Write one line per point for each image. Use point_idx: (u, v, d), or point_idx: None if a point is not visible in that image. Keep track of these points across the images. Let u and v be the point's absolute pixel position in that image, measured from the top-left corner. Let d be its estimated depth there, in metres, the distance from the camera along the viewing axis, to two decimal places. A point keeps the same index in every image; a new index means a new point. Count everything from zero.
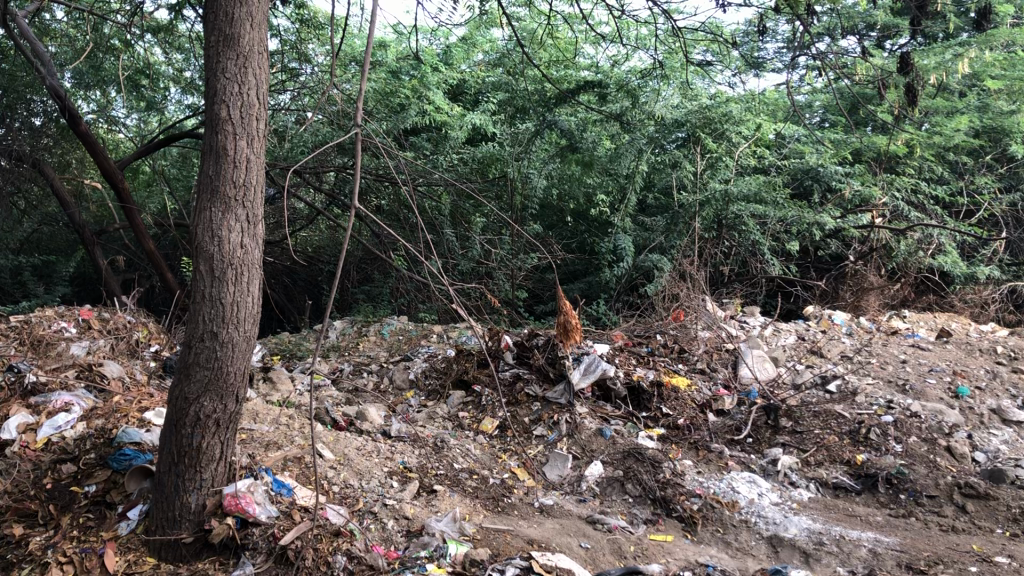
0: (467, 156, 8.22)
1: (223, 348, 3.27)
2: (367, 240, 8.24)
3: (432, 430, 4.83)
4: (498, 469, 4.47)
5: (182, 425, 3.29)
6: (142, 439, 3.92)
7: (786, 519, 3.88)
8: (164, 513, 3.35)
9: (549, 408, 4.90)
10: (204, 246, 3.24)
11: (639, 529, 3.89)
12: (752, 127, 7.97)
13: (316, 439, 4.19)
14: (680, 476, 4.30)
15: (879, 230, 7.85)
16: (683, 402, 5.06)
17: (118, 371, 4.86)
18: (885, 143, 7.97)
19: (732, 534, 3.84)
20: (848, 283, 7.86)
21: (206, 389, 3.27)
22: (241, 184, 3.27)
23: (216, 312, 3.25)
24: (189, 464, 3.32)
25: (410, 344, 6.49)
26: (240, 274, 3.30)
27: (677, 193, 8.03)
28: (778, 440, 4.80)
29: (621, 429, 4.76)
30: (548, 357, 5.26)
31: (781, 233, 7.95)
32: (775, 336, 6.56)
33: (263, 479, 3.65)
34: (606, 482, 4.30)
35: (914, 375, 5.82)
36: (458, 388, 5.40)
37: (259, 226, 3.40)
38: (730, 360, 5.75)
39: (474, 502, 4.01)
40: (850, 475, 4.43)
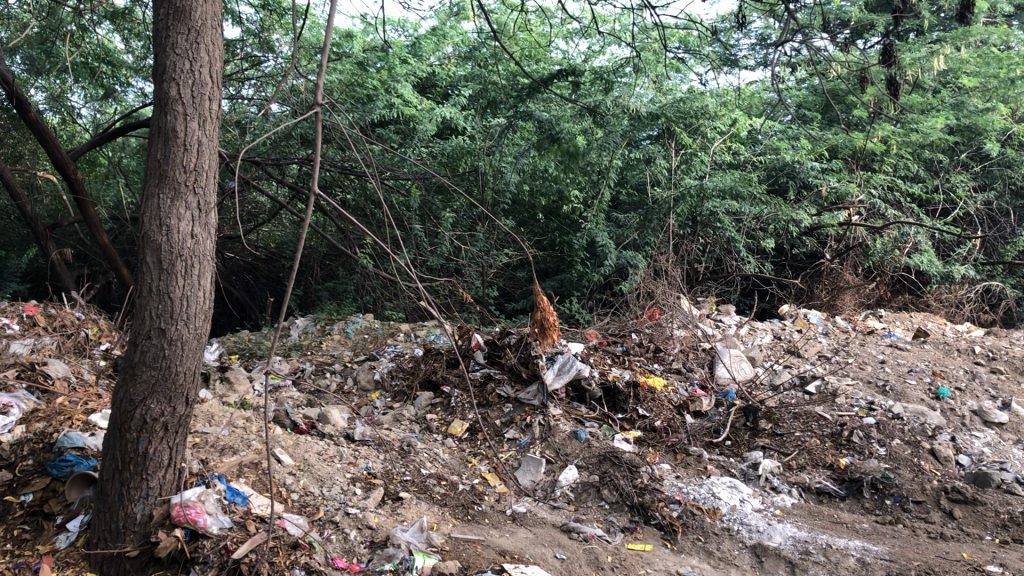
0: (436, 149, 7.97)
1: (171, 346, 3.03)
2: (331, 237, 7.98)
3: (398, 433, 4.60)
4: (467, 474, 4.26)
5: (127, 429, 3.04)
6: (86, 443, 3.66)
7: (770, 527, 3.70)
8: (107, 524, 3.10)
9: (521, 410, 4.70)
10: (150, 235, 2.99)
11: (617, 538, 3.69)
12: (728, 122, 7.81)
13: (275, 443, 3.95)
14: (658, 481, 4.09)
15: (856, 228, 7.74)
16: (660, 402, 4.87)
17: (63, 370, 4.55)
18: (862, 141, 7.85)
19: (714, 542, 3.65)
20: (823, 282, 7.74)
21: (152, 391, 3.03)
22: (192, 168, 3.02)
23: (163, 307, 3.00)
24: (134, 471, 3.08)
25: (376, 343, 6.25)
26: (190, 267, 3.06)
27: (651, 189, 7.86)
28: (757, 443, 4.62)
29: (596, 431, 4.55)
30: (520, 357, 5.06)
31: (757, 230, 7.81)
32: (751, 335, 6.40)
33: (215, 487, 3.39)
34: (581, 488, 4.09)
35: (893, 375, 5.69)
36: (426, 389, 5.18)
37: (212, 215, 3.16)
38: (707, 359, 5.57)
39: (443, 511, 3.79)
40: (834, 479, 4.26)
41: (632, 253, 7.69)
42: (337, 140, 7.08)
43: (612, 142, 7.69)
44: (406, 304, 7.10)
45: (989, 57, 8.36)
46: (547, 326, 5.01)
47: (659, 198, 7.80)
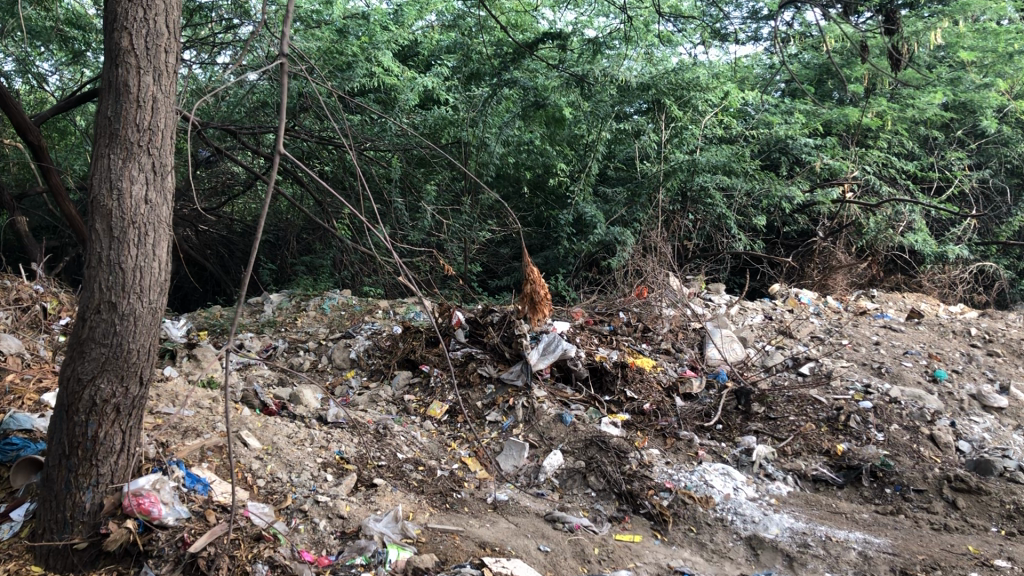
0: (417, 119, 7.66)
1: (123, 322, 2.77)
2: (308, 209, 7.69)
3: (374, 415, 4.36)
4: (446, 459, 4.03)
5: (74, 411, 2.79)
6: (34, 425, 3.44)
7: (766, 517, 3.49)
8: (54, 514, 2.86)
9: (504, 392, 4.48)
10: (101, 200, 2.73)
11: (604, 528, 3.48)
12: (720, 95, 7.56)
13: (241, 425, 3.72)
14: (648, 468, 3.87)
15: (850, 206, 7.52)
16: (649, 384, 4.65)
17: (17, 346, 4.26)
18: (857, 115, 7.62)
19: (707, 534, 3.45)
20: (815, 261, 7.54)
21: (103, 370, 2.78)
22: (146, 127, 2.75)
23: (115, 279, 2.75)
24: (83, 457, 2.83)
25: (353, 320, 6.00)
26: (144, 235, 2.80)
27: (639, 163, 7.63)
28: (750, 428, 4.41)
29: (582, 414, 4.33)
30: (503, 336, 4.83)
31: (748, 207, 7.59)
32: (742, 314, 6.19)
33: (173, 474, 3.15)
34: (566, 474, 3.88)
35: (888, 358, 5.50)
36: (404, 368, 4.95)
37: (168, 178, 2.89)
38: (697, 340, 5.35)
39: (420, 499, 3.56)
40: (830, 466, 4.07)
41: (621, 228, 7.46)
42: (315, 108, 6.78)
43: (600, 113, 7.43)
44: (385, 280, 6.84)
45: (987, 32, 8.15)
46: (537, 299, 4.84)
47: (648, 173, 7.56)
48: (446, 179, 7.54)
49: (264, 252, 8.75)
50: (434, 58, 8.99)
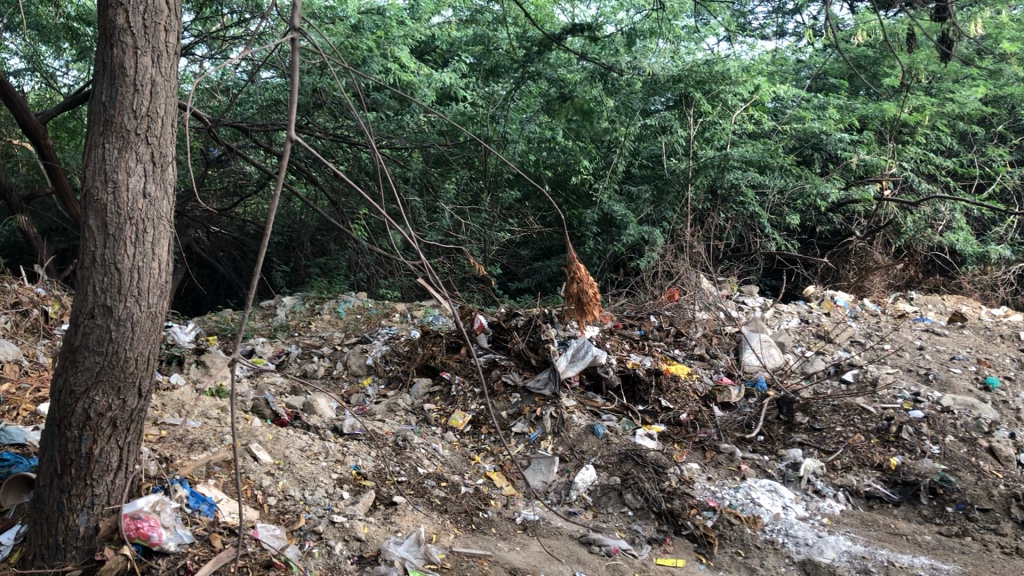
0: (436, 116, 7.38)
1: (119, 327, 2.51)
2: (323, 210, 7.43)
3: (393, 426, 4.09)
4: (470, 474, 3.77)
5: (66, 426, 2.53)
6: (27, 440, 3.18)
7: (821, 540, 3.20)
8: (44, 539, 2.60)
9: (531, 401, 4.20)
10: (94, 193, 2.47)
11: (643, 552, 3.21)
12: (751, 89, 7.27)
13: (251, 439, 3.46)
14: (688, 485, 3.59)
15: (888, 204, 7.17)
16: (685, 393, 4.36)
17: (14, 352, 4.02)
18: (894, 110, 7.31)
19: (756, 558, 3.16)
20: (850, 262, 7.22)
21: (97, 380, 2.52)
22: (144, 114, 2.49)
23: (110, 281, 2.49)
24: (76, 476, 2.57)
25: (369, 324, 5.75)
26: (143, 232, 2.54)
27: (666, 161, 7.38)
28: (795, 439, 4.12)
29: (614, 425, 4.05)
30: (529, 341, 4.56)
31: (782, 206, 7.29)
32: (776, 318, 5.88)
33: (176, 494, 2.89)
34: (600, 491, 3.59)
35: (935, 364, 5.18)
36: (424, 376, 4.68)
37: (169, 169, 2.63)
38: (732, 345, 5.06)
39: (443, 519, 3.29)
40: (884, 482, 3.75)
41: (649, 228, 7.16)
42: (330, 103, 6.50)
43: (632, 105, 7.13)
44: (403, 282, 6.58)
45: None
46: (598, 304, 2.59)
47: (676, 169, 7.28)
48: (465, 178, 7.27)
49: (278, 254, 8.51)
50: (452, 53, 8.72)
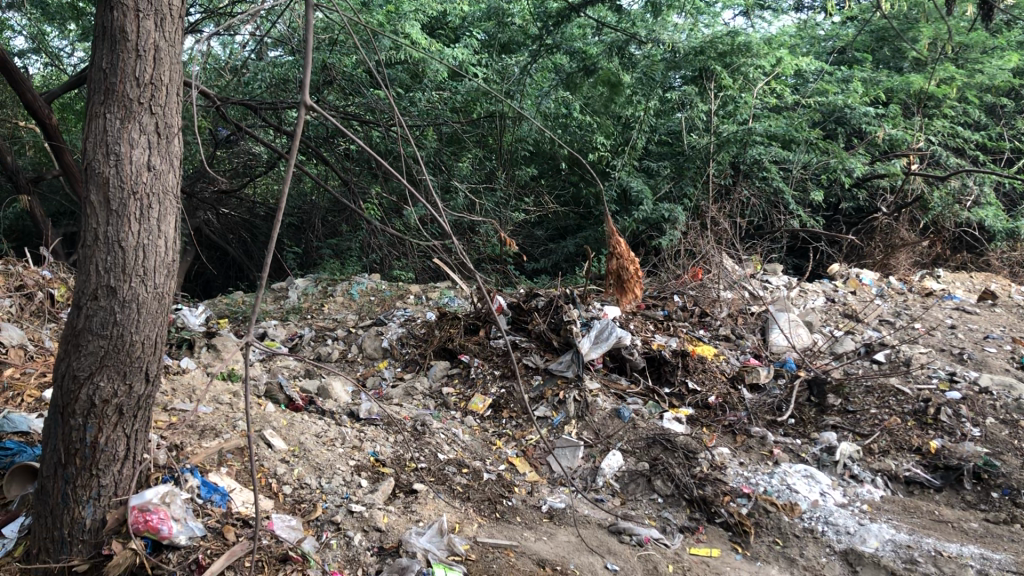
0: (449, 93, 7.19)
1: (124, 310, 2.37)
2: (333, 191, 7.27)
3: (410, 411, 3.95)
4: (492, 459, 3.63)
5: (69, 414, 2.39)
6: (31, 427, 3.03)
7: (863, 527, 3.05)
8: (49, 532, 2.47)
9: (553, 383, 4.06)
10: (96, 166, 2.32)
11: (676, 541, 3.07)
12: (773, 62, 7.08)
13: (264, 425, 3.33)
14: (721, 471, 3.44)
15: (916, 179, 6.96)
16: (713, 374, 4.20)
17: (19, 337, 3.88)
18: (921, 83, 7.11)
19: (795, 547, 3.01)
20: (876, 239, 7.02)
21: (102, 365, 2.38)
22: (147, 82, 2.33)
23: (113, 260, 2.34)
24: (81, 466, 2.43)
25: (384, 306, 5.61)
26: (148, 208, 2.39)
27: (686, 136, 7.24)
28: (828, 422, 3.96)
29: (640, 409, 3.90)
30: (551, 323, 4.41)
31: (807, 181, 7.13)
32: (802, 297, 5.71)
33: (186, 484, 2.74)
34: (628, 478, 3.45)
35: (969, 343, 4.99)
36: (441, 358, 4.55)
37: (175, 142, 2.48)
38: (758, 325, 4.90)
39: (466, 508, 3.15)
40: (924, 466, 3.57)
41: (668, 205, 6.98)
42: (340, 80, 6.32)
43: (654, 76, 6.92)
44: (416, 263, 6.42)
45: None
46: (627, 278, 2.43)
47: (695, 145, 7.10)
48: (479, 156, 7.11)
49: (289, 236, 8.37)
50: (464, 28, 8.53)
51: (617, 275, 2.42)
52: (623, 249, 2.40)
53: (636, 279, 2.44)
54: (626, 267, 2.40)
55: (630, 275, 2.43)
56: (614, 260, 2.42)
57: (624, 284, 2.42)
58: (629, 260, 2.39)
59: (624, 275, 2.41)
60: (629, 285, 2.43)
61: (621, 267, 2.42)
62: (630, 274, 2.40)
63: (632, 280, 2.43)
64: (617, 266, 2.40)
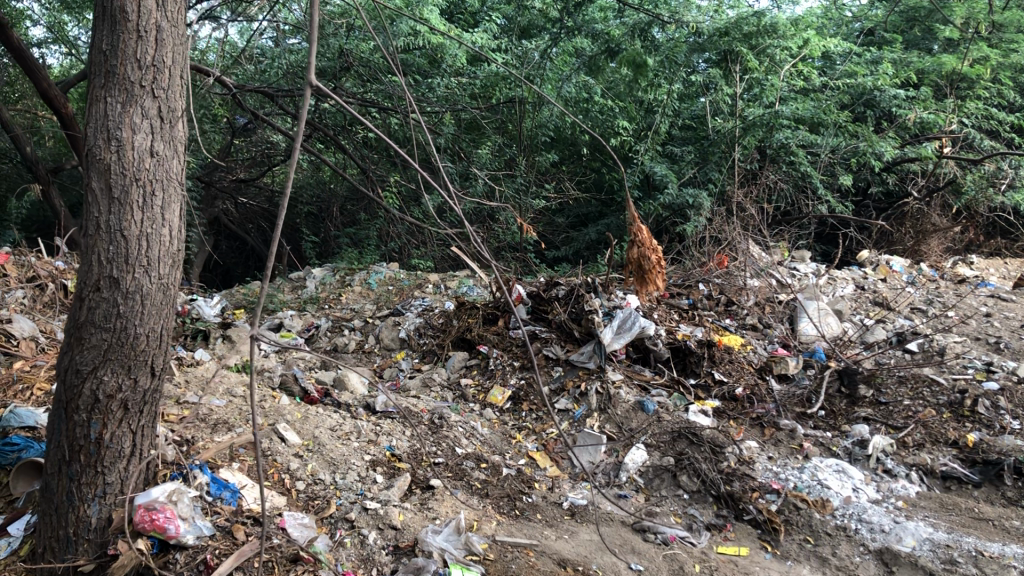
0: (468, 79, 7.08)
1: (127, 302, 2.28)
2: (352, 179, 7.18)
3: (428, 403, 3.86)
4: (511, 454, 3.53)
5: (73, 409, 2.31)
6: (38, 422, 2.94)
7: (899, 526, 2.91)
8: (54, 531, 2.40)
9: (575, 375, 3.95)
10: (96, 151, 2.22)
11: (703, 540, 2.95)
12: (800, 43, 6.91)
13: (278, 419, 3.24)
14: (748, 466, 3.31)
15: (949, 163, 6.76)
16: (740, 365, 4.07)
17: (30, 329, 3.81)
18: (953, 63, 6.92)
19: (828, 546, 2.88)
20: (906, 225, 6.83)
21: (106, 359, 2.29)
22: (149, 63, 2.22)
23: (116, 250, 2.25)
24: (86, 463, 2.36)
25: (402, 295, 5.51)
26: (152, 196, 2.29)
27: (711, 120, 7.08)
28: (859, 414, 3.82)
29: (664, 401, 3.78)
30: (572, 312, 4.30)
31: (834, 166, 6.95)
32: (831, 285, 5.55)
33: (196, 481, 2.66)
34: (652, 473, 3.34)
35: (1006, 331, 4.81)
36: (460, 349, 4.45)
37: (179, 127, 2.37)
38: (786, 314, 4.75)
39: (484, 505, 3.04)
40: (962, 461, 3.42)
41: (692, 191, 6.84)
42: (358, 66, 6.22)
43: (677, 58, 6.77)
44: (435, 252, 6.32)
45: None
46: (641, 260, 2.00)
47: (720, 129, 6.94)
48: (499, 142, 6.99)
49: (308, 225, 8.30)
50: (484, 13, 8.41)
51: (637, 265, 2.23)
52: (645, 239, 2.19)
53: (658, 269, 2.24)
54: (647, 257, 2.19)
55: (651, 265, 2.24)
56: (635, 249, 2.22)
57: (645, 275, 2.24)
58: (650, 250, 2.19)
59: (644, 266, 2.22)
60: (650, 275, 2.25)
61: (642, 256, 2.23)
62: (651, 265, 2.21)
63: (653, 271, 2.23)
64: (638, 256, 2.20)
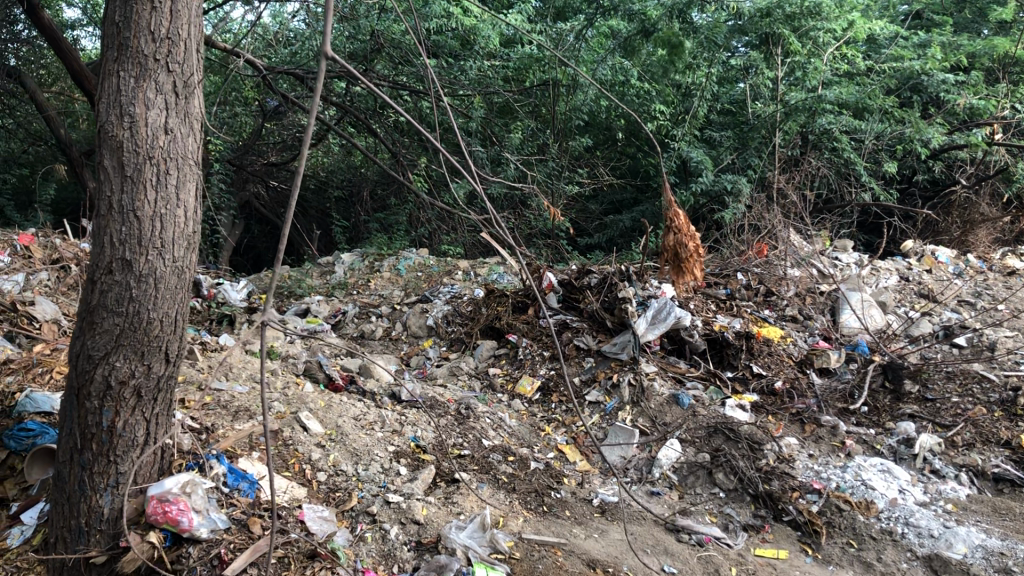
0: (502, 61, 6.95)
1: (141, 285, 2.17)
2: (383, 163, 7.08)
3: (455, 393, 3.75)
4: (540, 447, 3.41)
5: (85, 395, 2.22)
6: (54, 408, 2.86)
7: (949, 531, 2.75)
8: (66, 521, 2.31)
9: (607, 366, 3.82)
10: (109, 128, 2.11)
11: (739, 541, 2.82)
12: (846, 25, 6.70)
13: (300, 407, 3.15)
14: (788, 464, 3.17)
15: (999, 150, 6.51)
16: (780, 358, 3.92)
17: (53, 312, 3.75)
18: (1006, 47, 6.67)
19: (872, 551, 2.73)
20: (954, 213, 6.59)
21: (118, 344, 2.20)
22: (163, 36, 2.10)
23: (128, 231, 2.14)
24: (98, 452, 2.27)
25: (430, 281, 5.41)
26: (167, 176, 2.18)
27: (751, 104, 6.90)
28: (905, 411, 3.65)
29: (700, 395, 3.64)
30: (605, 301, 4.16)
31: (879, 152, 6.74)
32: (874, 276, 5.35)
33: (212, 471, 2.58)
34: (687, 469, 3.21)
35: None
36: (488, 338, 4.34)
37: (196, 103, 2.25)
38: (828, 305, 4.58)
39: (511, 500, 2.93)
40: (1016, 463, 3.24)
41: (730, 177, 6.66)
42: (389, 47, 6.11)
43: (716, 40, 6.58)
44: (465, 238, 6.20)
45: None
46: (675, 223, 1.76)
47: (760, 114, 6.76)
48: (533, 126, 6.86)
49: (338, 210, 8.24)
50: None
51: (672, 253, 1.85)
52: (683, 222, 1.83)
53: (697, 259, 1.86)
54: (685, 244, 1.83)
55: (690, 253, 1.87)
56: (671, 235, 1.85)
57: (682, 265, 1.85)
58: (689, 236, 1.82)
59: (681, 254, 1.84)
60: (689, 266, 1.87)
61: (679, 242, 1.85)
62: (689, 254, 1.83)
63: (691, 261, 1.85)
64: (674, 244, 1.84)
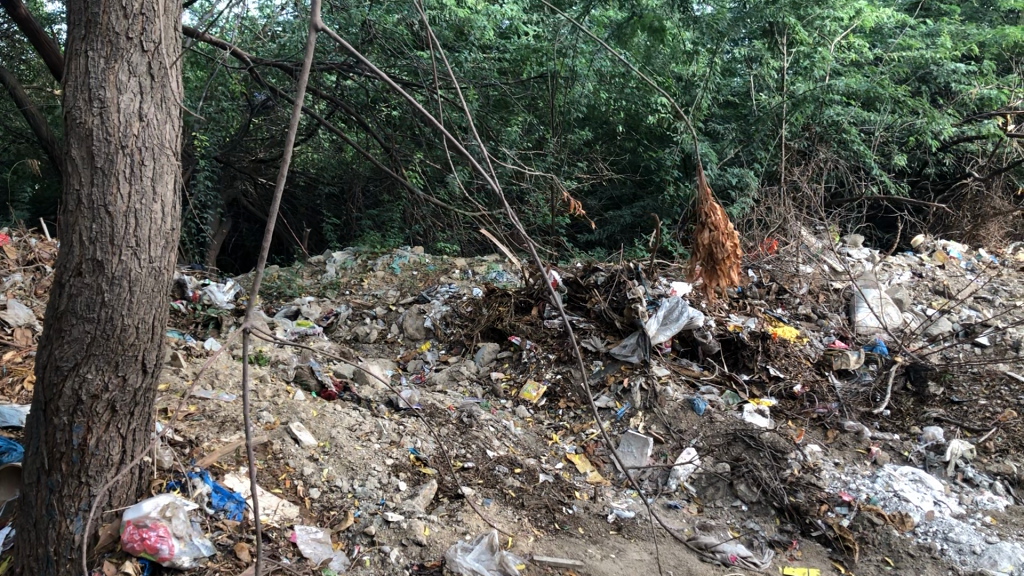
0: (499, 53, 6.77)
1: (114, 288, 1.95)
2: (375, 158, 6.86)
3: (455, 399, 3.53)
4: (548, 457, 3.21)
5: (52, 411, 1.98)
6: (22, 422, 2.65)
7: (992, 547, 2.55)
8: (32, 551, 2.06)
9: (616, 369, 3.61)
10: (76, 114, 1.88)
11: (766, 559, 2.61)
12: (853, 12, 6.55)
13: (292, 416, 2.94)
14: (814, 474, 2.98)
15: (1012, 142, 6.34)
16: (797, 360, 3.72)
17: (26, 316, 3.52)
18: (1016, 35, 6.55)
19: (910, 569, 2.53)
20: (964, 207, 6.41)
21: (89, 354, 1.96)
22: (136, 12, 1.87)
23: (99, 229, 1.91)
24: (68, 473, 2.02)
25: (427, 280, 5.20)
26: (143, 168, 1.96)
27: (755, 95, 6.72)
28: (930, 415, 3.45)
29: (715, 399, 3.44)
30: (613, 300, 3.95)
31: (889, 143, 6.63)
32: (886, 272, 5.16)
33: (196, 492, 2.37)
34: (706, 481, 3.00)
35: None
36: (490, 340, 4.13)
37: (174, 88, 2.03)
38: (842, 303, 4.39)
39: (520, 518, 2.71)
40: None
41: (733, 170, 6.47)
42: (382, 37, 5.90)
43: (719, 28, 6.43)
44: (461, 235, 5.99)
45: None
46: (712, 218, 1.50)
47: (765, 106, 6.58)
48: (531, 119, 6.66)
49: (329, 207, 8.01)
50: None
51: (706, 254, 1.54)
52: (719, 217, 1.52)
53: (733, 260, 1.55)
54: (722, 243, 1.52)
55: (727, 256, 1.54)
56: (704, 230, 1.54)
57: (717, 267, 1.55)
58: (726, 233, 1.52)
59: (717, 254, 1.53)
60: (724, 270, 1.55)
61: (714, 241, 1.55)
62: (727, 255, 1.52)
63: (728, 263, 1.54)
64: (708, 241, 1.53)
